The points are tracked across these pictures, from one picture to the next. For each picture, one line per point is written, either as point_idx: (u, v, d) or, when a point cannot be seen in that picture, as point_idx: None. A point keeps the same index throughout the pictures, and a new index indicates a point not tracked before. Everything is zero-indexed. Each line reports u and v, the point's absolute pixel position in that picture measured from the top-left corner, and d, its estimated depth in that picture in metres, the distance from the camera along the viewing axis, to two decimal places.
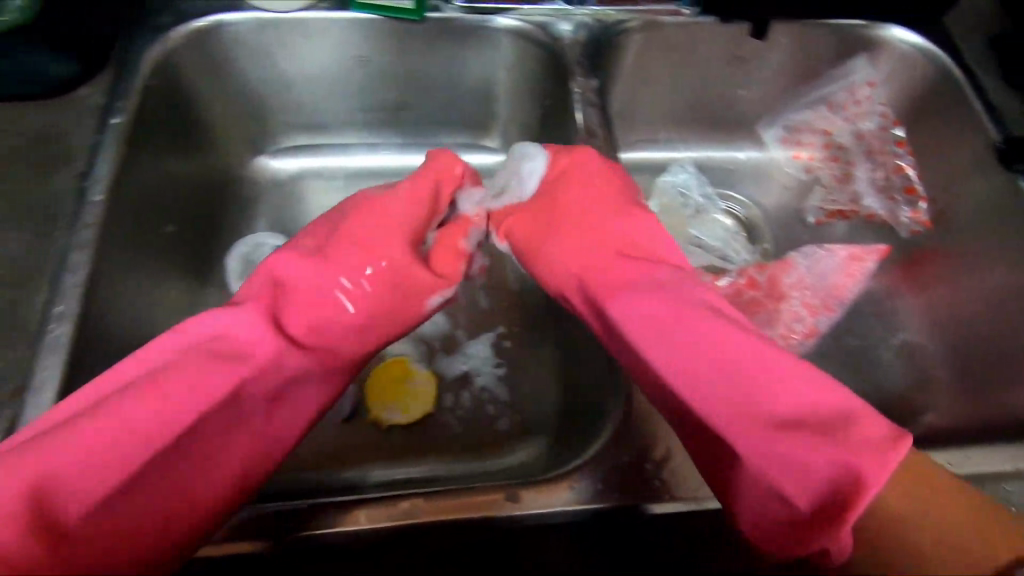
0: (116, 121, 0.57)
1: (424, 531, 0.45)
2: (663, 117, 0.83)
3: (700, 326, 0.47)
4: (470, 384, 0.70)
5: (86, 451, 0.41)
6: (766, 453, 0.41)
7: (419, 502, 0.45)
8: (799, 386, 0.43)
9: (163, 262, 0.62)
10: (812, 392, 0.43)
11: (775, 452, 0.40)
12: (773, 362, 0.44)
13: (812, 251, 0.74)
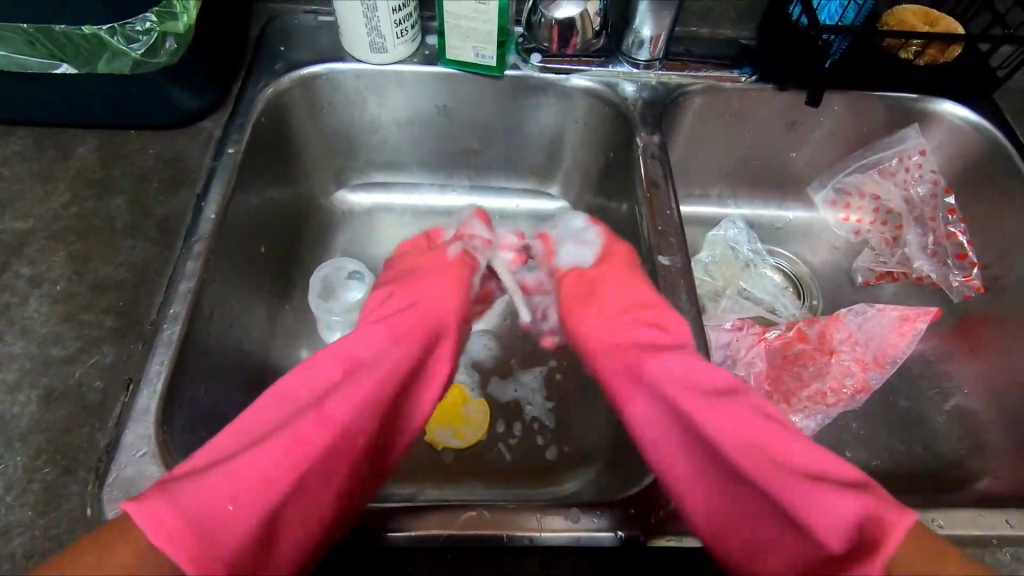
0: (231, 150, 0.64)
1: (486, 542, 0.47)
2: (717, 174, 0.87)
3: (708, 446, 0.50)
4: (521, 413, 0.73)
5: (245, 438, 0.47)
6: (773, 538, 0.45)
7: (482, 513, 0.48)
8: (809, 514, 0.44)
9: (255, 279, 0.68)
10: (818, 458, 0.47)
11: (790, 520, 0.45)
12: (771, 483, 0.46)
13: (862, 309, 0.75)
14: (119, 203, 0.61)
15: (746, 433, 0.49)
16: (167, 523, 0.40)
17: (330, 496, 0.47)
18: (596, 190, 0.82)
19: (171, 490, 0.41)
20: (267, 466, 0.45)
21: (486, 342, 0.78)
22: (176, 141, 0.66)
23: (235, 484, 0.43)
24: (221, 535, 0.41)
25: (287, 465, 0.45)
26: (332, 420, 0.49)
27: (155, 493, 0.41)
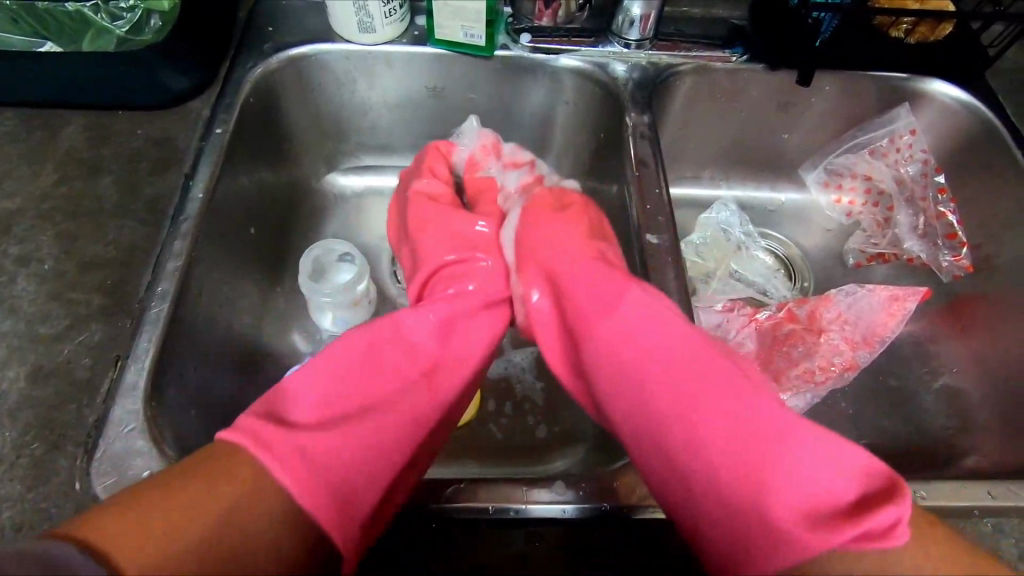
0: (219, 131, 0.64)
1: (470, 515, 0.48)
2: (710, 156, 0.87)
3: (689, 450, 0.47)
4: (511, 394, 0.74)
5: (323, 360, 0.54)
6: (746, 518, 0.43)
7: (462, 485, 0.48)
8: (786, 501, 0.42)
9: (246, 261, 0.69)
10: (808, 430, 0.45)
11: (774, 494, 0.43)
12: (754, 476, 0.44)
13: (852, 289, 0.76)
14: (107, 182, 0.61)
15: (721, 422, 0.47)
16: (302, 483, 0.44)
17: (388, 425, 0.51)
18: (587, 172, 0.82)
19: (300, 447, 0.46)
20: (417, 415, 0.53)
21: None
22: (163, 121, 0.65)
23: (364, 441, 0.49)
24: (355, 487, 0.47)
25: (345, 379, 0.53)
26: (461, 372, 0.58)
27: (276, 442, 0.45)
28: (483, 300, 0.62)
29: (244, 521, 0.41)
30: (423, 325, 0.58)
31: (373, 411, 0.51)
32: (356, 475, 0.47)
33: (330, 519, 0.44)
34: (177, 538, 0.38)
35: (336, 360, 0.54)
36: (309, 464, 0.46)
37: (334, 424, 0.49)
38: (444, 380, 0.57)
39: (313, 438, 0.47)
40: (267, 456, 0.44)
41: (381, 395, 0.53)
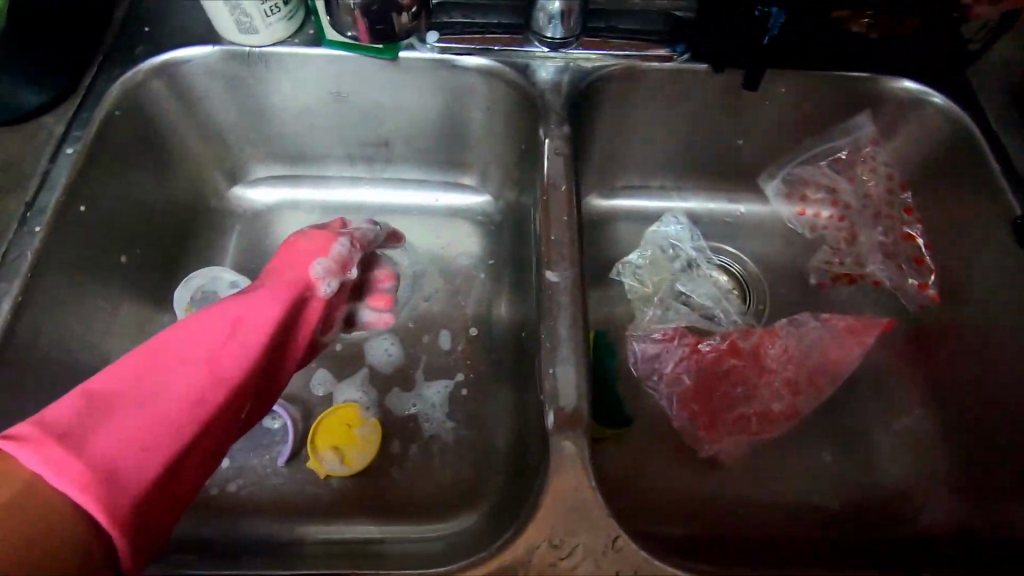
0: (71, 151, 0.57)
1: None
2: (655, 164, 0.78)
3: None
4: (418, 434, 0.67)
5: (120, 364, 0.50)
6: None
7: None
8: None
9: (116, 292, 0.62)
10: None
11: None
12: None
13: (803, 319, 0.68)
14: None
15: None
16: (63, 472, 0.41)
17: (173, 407, 0.48)
18: (512, 185, 0.74)
19: (65, 438, 0.43)
20: (200, 390, 0.50)
21: (387, 346, 0.72)
22: (11, 139, 0.58)
23: (127, 427, 0.45)
24: (129, 474, 0.43)
25: (134, 376, 0.49)
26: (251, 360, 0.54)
27: (40, 437, 0.42)
28: (280, 293, 0.60)
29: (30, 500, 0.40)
30: (213, 319, 0.55)
31: (155, 401, 0.48)
32: (132, 453, 0.44)
33: (103, 498, 0.41)
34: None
35: (129, 364, 0.50)
36: (70, 463, 0.42)
37: (113, 419, 0.45)
38: (238, 366, 0.53)
39: (76, 434, 0.43)
40: (29, 450, 0.42)
41: (168, 381, 0.49)
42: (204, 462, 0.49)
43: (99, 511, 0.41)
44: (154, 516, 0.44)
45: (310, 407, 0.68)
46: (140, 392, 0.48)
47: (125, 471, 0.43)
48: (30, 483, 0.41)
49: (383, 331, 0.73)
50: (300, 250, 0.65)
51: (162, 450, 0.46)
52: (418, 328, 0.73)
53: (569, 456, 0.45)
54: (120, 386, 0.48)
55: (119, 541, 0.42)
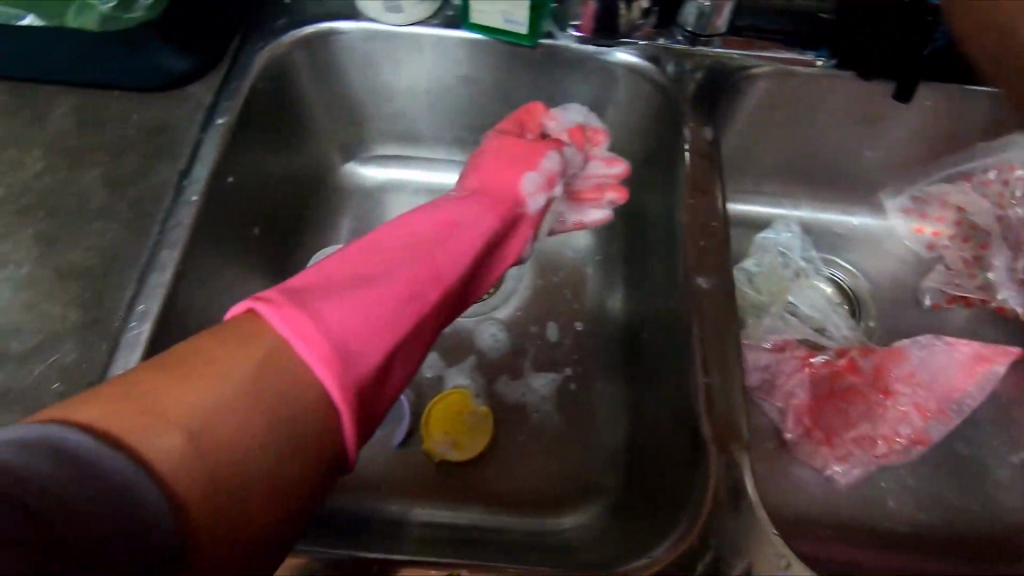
0: (220, 122, 0.57)
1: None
2: (774, 169, 0.76)
3: None
4: (526, 426, 0.66)
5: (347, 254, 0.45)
6: None
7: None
8: None
9: (248, 264, 0.63)
10: None
11: None
12: None
13: (929, 341, 0.66)
14: (95, 177, 0.55)
15: None
16: (300, 334, 0.37)
17: (401, 293, 0.44)
18: (632, 182, 0.72)
19: (304, 304, 0.38)
20: (416, 290, 0.45)
21: (495, 332, 0.71)
22: (160, 106, 0.59)
23: (362, 306, 0.41)
24: (357, 356, 0.39)
25: (361, 265, 0.45)
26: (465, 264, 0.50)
27: (281, 301, 0.38)
28: (481, 203, 0.56)
29: (273, 411, 0.34)
30: (436, 217, 0.52)
31: (380, 288, 0.43)
32: (359, 339, 0.39)
33: (335, 379, 0.37)
34: (185, 416, 0.32)
35: (352, 258, 0.45)
36: (317, 333, 0.37)
37: (346, 295, 0.41)
38: (453, 270, 0.49)
39: (313, 307, 0.39)
40: (270, 309, 0.37)
41: (395, 271, 0.45)
42: (409, 368, 0.44)
43: (335, 393, 0.36)
44: (366, 419, 0.40)
45: (421, 391, 0.68)
46: (363, 279, 0.44)
47: (358, 350, 0.39)
48: (273, 350, 0.36)
49: (488, 318, 0.72)
50: (513, 153, 0.61)
51: (383, 349, 0.40)
52: (524, 320, 0.72)
53: (729, 469, 0.46)
54: (347, 271, 0.44)
55: (347, 425, 0.37)
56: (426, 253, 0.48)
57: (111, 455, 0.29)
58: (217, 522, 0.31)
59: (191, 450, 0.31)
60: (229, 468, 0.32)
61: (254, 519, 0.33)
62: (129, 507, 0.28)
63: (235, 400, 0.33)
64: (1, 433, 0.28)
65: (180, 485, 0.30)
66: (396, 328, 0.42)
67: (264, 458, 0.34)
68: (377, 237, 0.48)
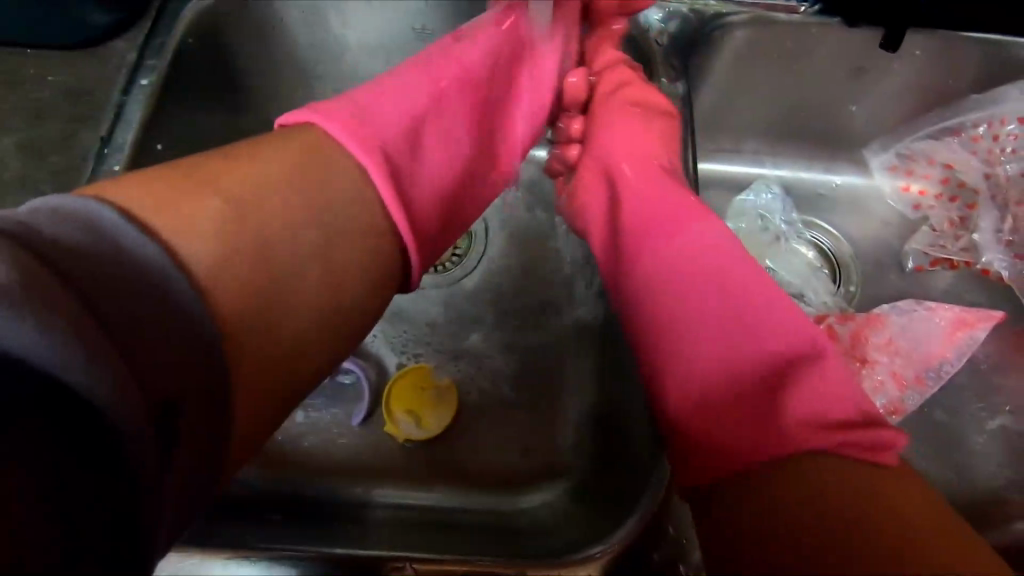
0: (145, 83, 0.52)
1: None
2: (756, 126, 0.72)
3: (721, 324, 0.46)
4: (493, 400, 0.64)
5: (418, 79, 0.53)
6: (703, 353, 0.45)
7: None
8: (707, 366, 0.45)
9: None
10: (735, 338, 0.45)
11: (744, 330, 0.45)
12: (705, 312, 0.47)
13: (908, 307, 0.64)
14: (10, 145, 0.51)
15: (772, 330, 0.45)
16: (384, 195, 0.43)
17: (468, 108, 0.55)
18: None
19: (343, 107, 0.47)
20: (665, 275, 0.49)
21: (458, 302, 0.67)
22: (79, 65, 0.53)
23: (413, 116, 0.50)
24: (389, 202, 0.43)
25: (428, 75, 0.54)
26: (474, 116, 0.55)
27: (326, 111, 0.46)
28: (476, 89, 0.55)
29: (312, 218, 0.39)
30: (414, 96, 0.52)
31: (431, 125, 0.51)
32: (409, 144, 0.49)
33: (386, 182, 0.43)
34: (226, 189, 0.38)
35: (395, 86, 0.52)
36: (384, 122, 0.48)
37: (404, 116, 0.50)
38: (499, 125, 0.58)
39: (371, 112, 0.48)
40: (318, 114, 0.45)
41: (439, 110, 0.53)
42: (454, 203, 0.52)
43: (370, 169, 0.43)
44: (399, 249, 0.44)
45: (384, 366, 0.65)
46: (429, 103, 0.52)
47: (404, 168, 0.47)
48: (330, 152, 0.43)
49: (452, 289, 0.68)
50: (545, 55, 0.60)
51: (428, 157, 0.50)
52: (491, 290, 0.68)
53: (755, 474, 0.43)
54: (420, 89, 0.53)
55: (410, 243, 0.43)
56: (467, 80, 0.55)
57: (139, 234, 0.32)
58: (247, 341, 0.35)
59: (230, 222, 0.36)
60: (285, 263, 0.37)
61: (298, 344, 0.37)
62: (149, 286, 0.31)
63: (291, 183, 0.40)
64: (51, 199, 0.32)
65: (193, 250, 0.34)
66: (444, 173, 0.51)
67: (289, 274, 0.37)
68: (425, 56, 0.55)
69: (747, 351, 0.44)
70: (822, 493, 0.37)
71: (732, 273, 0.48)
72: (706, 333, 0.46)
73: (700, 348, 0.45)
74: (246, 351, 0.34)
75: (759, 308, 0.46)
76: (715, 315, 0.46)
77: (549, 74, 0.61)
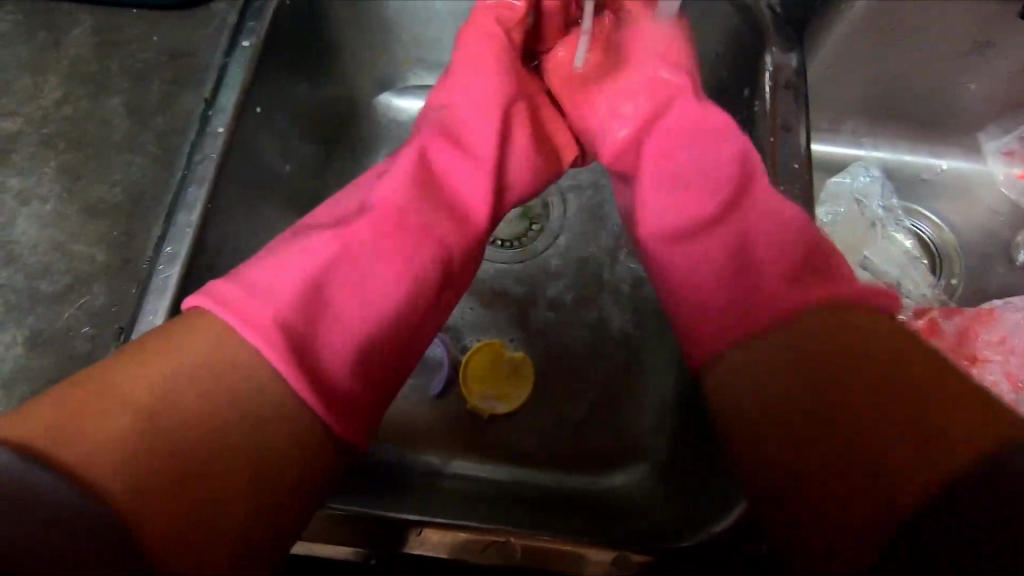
0: (246, 45, 0.52)
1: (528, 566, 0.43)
2: (859, 106, 0.67)
3: (739, 242, 0.46)
4: (571, 381, 0.63)
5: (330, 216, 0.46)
6: (704, 284, 0.46)
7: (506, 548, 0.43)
8: (682, 271, 0.47)
9: (282, 201, 0.59)
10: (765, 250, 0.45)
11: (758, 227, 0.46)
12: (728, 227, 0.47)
13: (1023, 304, 0.60)
14: (117, 106, 0.51)
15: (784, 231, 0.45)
16: (262, 270, 0.42)
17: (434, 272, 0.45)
18: None
19: (247, 287, 0.40)
20: (688, 199, 0.48)
21: (537, 276, 0.66)
22: (183, 27, 0.54)
23: (353, 295, 0.42)
24: (273, 297, 0.40)
25: (342, 237, 0.44)
26: (460, 229, 0.48)
27: (230, 300, 0.39)
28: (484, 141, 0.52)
29: (201, 387, 0.37)
30: (388, 185, 0.47)
31: (345, 272, 0.43)
32: (336, 330, 0.41)
33: (280, 356, 0.38)
34: (130, 407, 0.36)
35: (382, 182, 0.48)
36: (285, 304, 0.40)
37: (335, 276, 0.42)
38: (421, 212, 0.47)
39: (290, 283, 0.41)
40: (218, 308, 0.39)
41: (380, 254, 0.44)
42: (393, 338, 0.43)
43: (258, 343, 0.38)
44: (306, 355, 0.39)
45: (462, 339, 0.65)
46: (343, 251, 0.43)
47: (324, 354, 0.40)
48: (232, 346, 0.38)
49: (534, 264, 0.67)
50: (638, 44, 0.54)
51: (332, 314, 0.41)
52: (570, 268, 0.66)
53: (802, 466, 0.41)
54: (329, 243, 0.43)
55: (321, 406, 0.38)
56: (385, 220, 0.45)
57: (24, 467, 0.34)
58: (172, 513, 0.34)
59: (131, 437, 0.35)
60: (168, 459, 0.35)
61: (217, 503, 0.36)
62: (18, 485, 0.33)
63: (192, 381, 0.37)
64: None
65: (93, 476, 0.34)
66: (370, 331, 0.42)
67: (244, 427, 0.37)
68: (365, 179, 0.50)
69: (722, 252, 0.46)
70: (915, 427, 0.37)
71: (743, 205, 0.46)
72: (724, 241, 0.46)
73: (693, 282, 0.46)
74: (169, 483, 0.35)
75: (768, 235, 0.45)
76: (744, 232, 0.46)
77: (518, 164, 0.53)
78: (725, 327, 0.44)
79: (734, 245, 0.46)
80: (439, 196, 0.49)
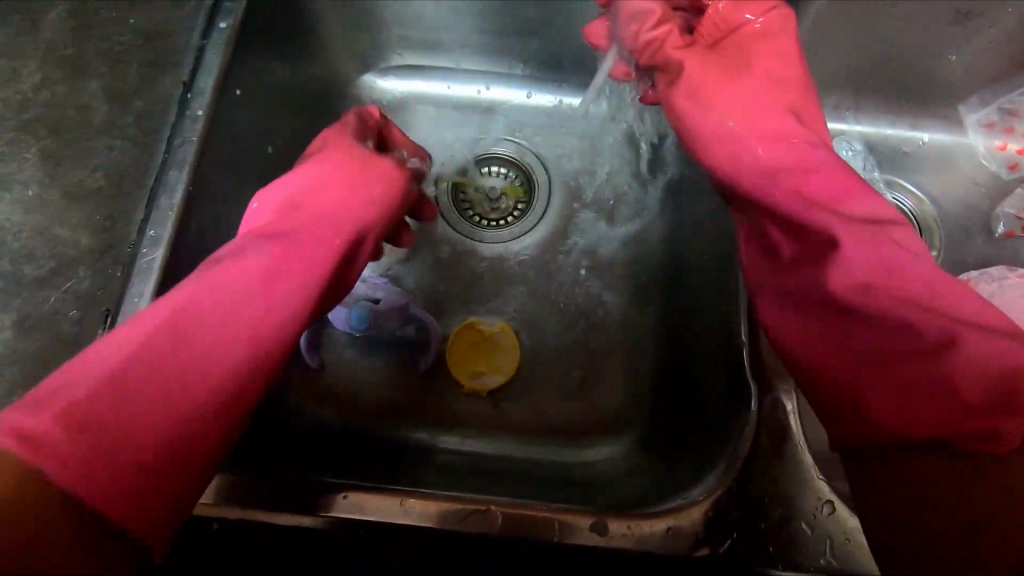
0: (224, 26, 0.52)
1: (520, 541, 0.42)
2: (840, 80, 0.67)
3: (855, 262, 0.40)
4: (556, 357, 0.64)
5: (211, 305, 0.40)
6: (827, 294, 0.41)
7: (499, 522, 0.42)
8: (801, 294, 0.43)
9: (267, 184, 0.59)
10: (884, 262, 0.40)
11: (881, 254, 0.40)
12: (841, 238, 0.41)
13: (999, 274, 0.61)
14: (95, 90, 0.51)
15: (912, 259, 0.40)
16: (119, 336, 0.38)
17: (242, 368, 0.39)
18: None
19: (47, 397, 0.34)
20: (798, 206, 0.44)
21: (521, 253, 0.67)
22: (161, 10, 0.53)
23: (151, 394, 0.36)
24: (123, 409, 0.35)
25: (196, 302, 0.39)
26: (256, 333, 0.40)
27: (41, 409, 0.34)
28: (317, 241, 0.46)
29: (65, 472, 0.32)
30: (258, 271, 0.43)
31: (198, 372, 0.38)
32: (132, 436, 0.35)
33: (108, 479, 0.33)
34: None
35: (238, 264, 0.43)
36: (115, 411, 0.35)
37: (168, 369, 0.37)
38: (247, 305, 0.41)
39: (119, 392, 0.35)
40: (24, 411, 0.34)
41: (246, 356, 0.40)
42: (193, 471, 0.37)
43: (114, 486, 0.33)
44: (100, 475, 0.33)
45: (447, 318, 0.66)
46: (157, 337, 0.38)
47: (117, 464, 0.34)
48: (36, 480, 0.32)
49: (516, 242, 0.68)
50: (704, 63, 0.51)
51: (142, 402, 0.36)
52: (553, 247, 0.67)
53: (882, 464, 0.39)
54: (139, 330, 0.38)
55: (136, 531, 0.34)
56: (266, 321, 0.41)
57: None
58: None
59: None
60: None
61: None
62: None
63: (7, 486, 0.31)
64: None
65: None
66: (173, 465, 0.36)
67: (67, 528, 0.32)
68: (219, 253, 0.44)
69: (851, 269, 0.40)
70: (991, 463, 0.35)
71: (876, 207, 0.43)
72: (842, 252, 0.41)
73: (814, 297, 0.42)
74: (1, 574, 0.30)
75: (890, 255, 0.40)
76: (865, 254, 0.40)
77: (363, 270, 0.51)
78: (816, 340, 0.42)
79: (855, 258, 0.40)
80: (287, 287, 0.42)
